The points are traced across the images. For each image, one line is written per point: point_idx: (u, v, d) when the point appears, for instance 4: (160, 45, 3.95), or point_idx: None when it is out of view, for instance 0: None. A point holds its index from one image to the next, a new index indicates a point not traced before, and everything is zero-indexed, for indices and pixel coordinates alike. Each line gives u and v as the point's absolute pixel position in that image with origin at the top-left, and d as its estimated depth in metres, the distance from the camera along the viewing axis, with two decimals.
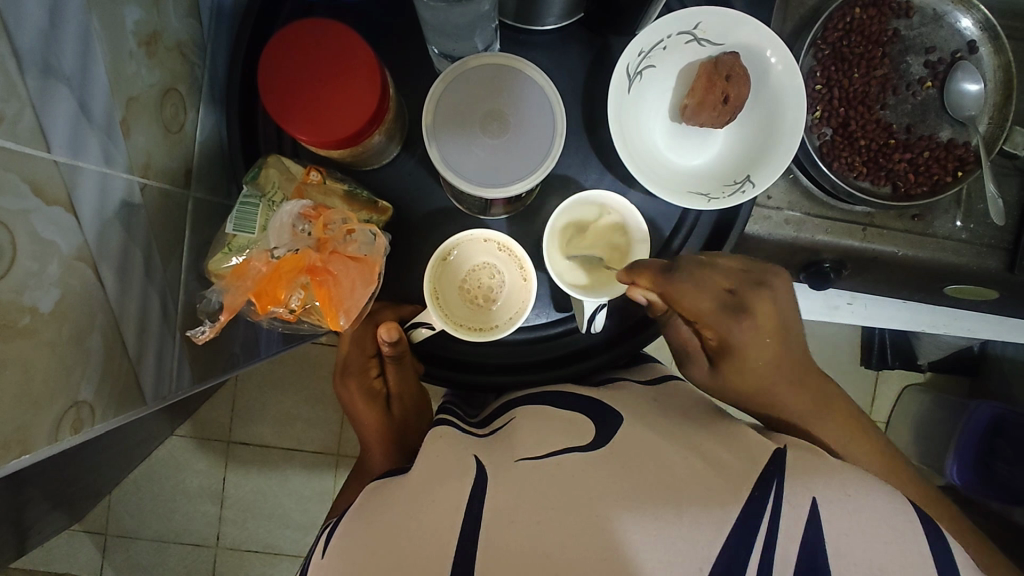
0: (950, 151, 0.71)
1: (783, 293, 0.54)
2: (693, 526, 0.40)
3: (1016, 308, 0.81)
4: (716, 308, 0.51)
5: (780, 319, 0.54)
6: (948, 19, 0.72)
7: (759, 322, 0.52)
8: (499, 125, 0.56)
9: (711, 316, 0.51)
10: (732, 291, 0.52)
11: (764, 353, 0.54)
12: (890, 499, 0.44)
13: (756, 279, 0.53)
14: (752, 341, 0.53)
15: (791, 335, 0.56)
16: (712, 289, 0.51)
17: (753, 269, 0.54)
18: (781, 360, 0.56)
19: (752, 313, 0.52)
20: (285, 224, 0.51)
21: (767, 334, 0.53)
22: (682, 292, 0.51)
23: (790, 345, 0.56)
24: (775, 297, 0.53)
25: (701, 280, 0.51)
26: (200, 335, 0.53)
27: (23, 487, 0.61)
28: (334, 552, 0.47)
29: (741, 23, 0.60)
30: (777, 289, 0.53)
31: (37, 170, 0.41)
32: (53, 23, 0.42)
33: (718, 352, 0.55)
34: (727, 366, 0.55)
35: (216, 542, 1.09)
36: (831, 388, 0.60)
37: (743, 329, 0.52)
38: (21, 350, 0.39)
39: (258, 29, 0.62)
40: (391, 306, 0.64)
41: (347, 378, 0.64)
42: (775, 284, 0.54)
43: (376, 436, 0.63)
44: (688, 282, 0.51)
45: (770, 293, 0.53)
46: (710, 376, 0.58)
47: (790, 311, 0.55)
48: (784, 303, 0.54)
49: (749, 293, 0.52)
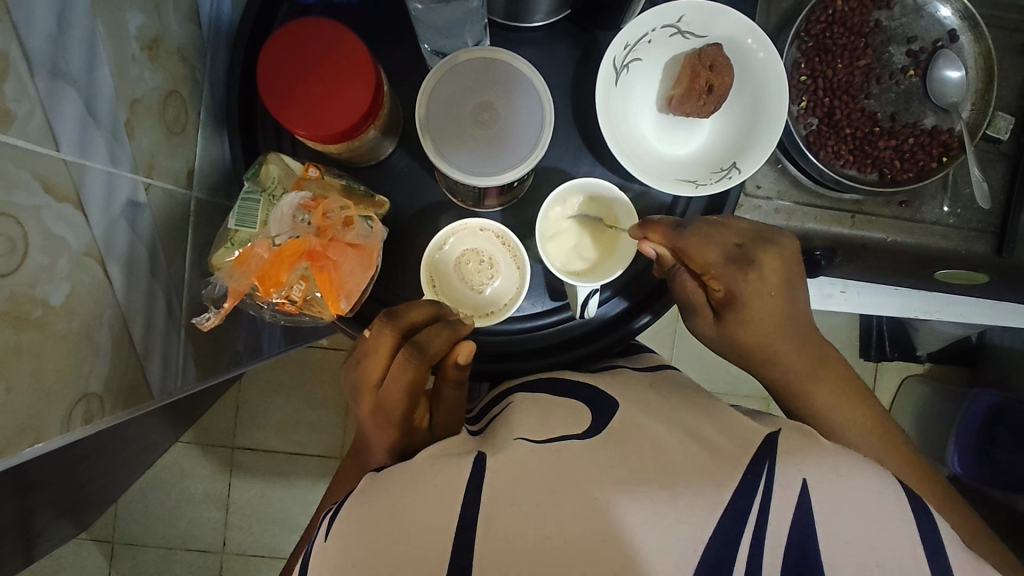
0: (934, 137, 0.72)
1: (788, 252, 0.56)
2: (686, 504, 0.41)
3: (1006, 293, 0.82)
4: (723, 261, 0.54)
5: (785, 274, 0.55)
6: (928, 9, 0.74)
7: (766, 275, 0.54)
8: (489, 116, 0.57)
9: (717, 268, 0.54)
10: (740, 245, 0.55)
11: (770, 309, 0.55)
12: (880, 478, 0.44)
13: (762, 236, 0.56)
14: (756, 294, 0.54)
15: (796, 298, 0.57)
16: (719, 241, 0.54)
17: (760, 228, 0.57)
18: (786, 319, 0.57)
19: (759, 267, 0.54)
20: (285, 214, 0.53)
21: (773, 289, 0.55)
22: (691, 246, 0.54)
23: (795, 311, 0.57)
24: (781, 254, 0.55)
25: (710, 234, 0.54)
26: (205, 322, 0.56)
27: (30, 492, 0.62)
28: (339, 533, 0.45)
29: (722, 14, 0.61)
30: (783, 246, 0.56)
31: (48, 169, 0.42)
32: (60, 28, 0.43)
33: (723, 305, 0.56)
34: (729, 320, 0.56)
35: (222, 548, 1.10)
36: (830, 353, 0.61)
37: (748, 283, 0.54)
38: (34, 341, 0.41)
39: (257, 32, 0.64)
40: (445, 326, 0.55)
41: (389, 422, 0.54)
42: (780, 243, 0.56)
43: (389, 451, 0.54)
44: (698, 235, 0.54)
45: (774, 249, 0.55)
46: (716, 332, 0.58)
47: (795, 271, 0.56)
48: (790, 261, 0.56)
49: (755, 247, 0.54)
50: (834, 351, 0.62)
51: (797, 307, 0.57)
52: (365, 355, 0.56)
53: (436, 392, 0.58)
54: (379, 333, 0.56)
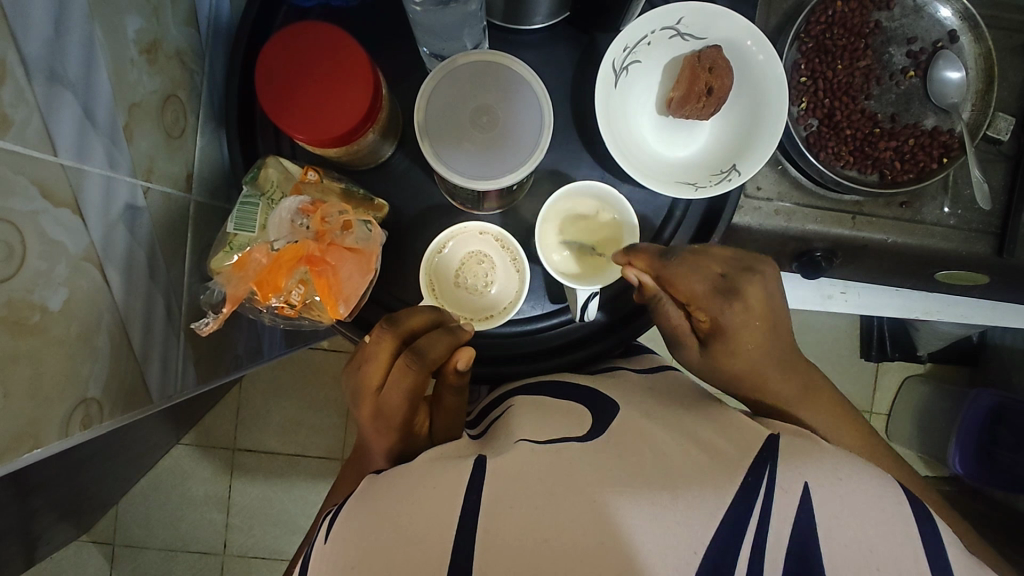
0: (935, 138, 0.72)
1: (771, 281, 0.56)
2: (687, 508, 0.41)
3: (1007, 294, 0.82)
4: (709, 291, 0.53)
5: (769, 304, 0.55)
6: (928, 10, 0.74)
7: (750, 304, 0.54)
8: (489, 120, 0.57)
9: (703, 300, 0.53)
10: (723, 275, 0.54)
11: (756, 338, 0.55)
12: (881, 482, 0.44)
13: (745, 266, 0.55)
14: (742, 325, 0.54)
15: (780, 323, 0.57)
16: (704, 273, 0.53)
17: (744, 256, 0.57)
18: (772, 344, 0.56)
19: (744, 297, 0.53)
20: (284, 219, 0.53)
21: (758, 318, 0.54)
22: (676, 276, 0.53)
23: (780, 337, 0.57)
24: (764, 282, 0.55)
25: (695, 264, 0.54)
26: (203, 327, 0.55)
27: (30, 496, 0.62)
28: (338, 537, 0.45)
29: (721, 16, 0.61)
30: (765, 274, 0.56)
31: (45, 174, 0.42)
32: (58, 33, 0.43)
33: (709, 334, 0.56)
34: (717, 349, 0.56)
35: (224, 550, 1.10)
36: (814, 378, 0.61)
37: (734, 313, 0.53)
38: (32, 347, 0.41)
39: (256, 35, 0.64)
40: (445, 332, 0.55)
41: (388, 428, 0.54)
42: (762, 270, 0.56)
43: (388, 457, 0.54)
44: (684, 265, 0.54)
45: (758, 277, 0.55)
46: (702, 360, 0.58)
47: (778, 298, 0.56)
48: (773, 288, 0.56)
49: (739, 277, 0.54)
50: (817, 375, 0.61)
51: (782, 327, 0.57)
52: (365, 360, 0.56)
53: (437, 398, 0.58)
54: (379, 338, 0.56)
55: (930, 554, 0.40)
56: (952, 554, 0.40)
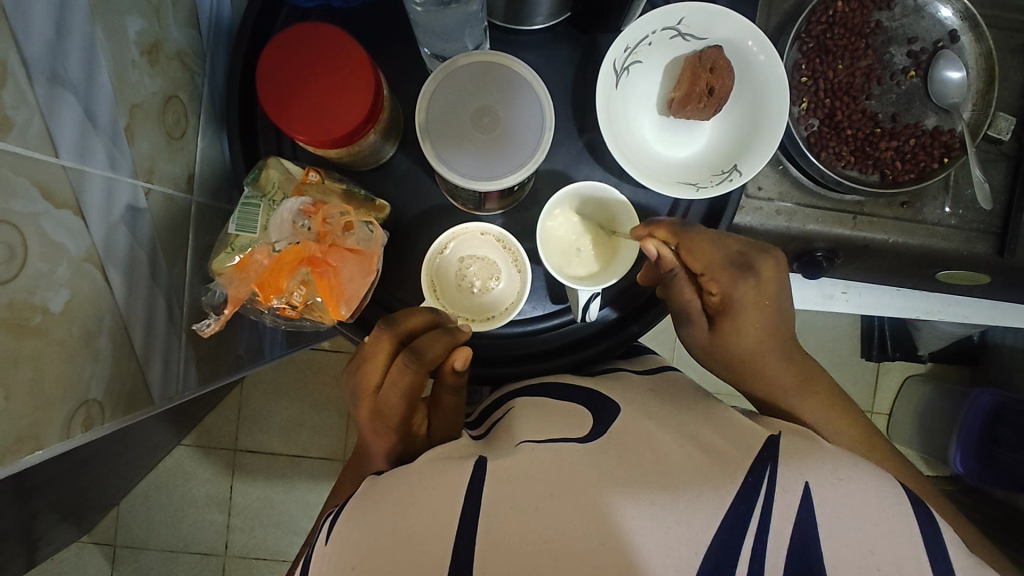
0: (936, 138, 0.72)
1: (786, 266, 0.56)
2: (689, 508, 0.41)
3: (1008, 294, 0.81)
4: (724, 264, 0.54)
5: (782, 285, 0.56)
6: (929, 9, 0.74)
7: (763, 283, 0.54)
8: (490, 121, 0.57)
9: (718, 270, 0.54)
10: (741, 252, 0.54)
11: (763, 315, 0.55)
12: (882, 482, 0.44)
13: (762, 246, 0.56)
14: (752, 301, 0.54)
15: (785, 306, 0.57)
16: (721, 246, 0.54)
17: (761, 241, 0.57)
18: (777, 329, 0.57)
19: (757, 273, 0.54)
20: (285, 220, 0.53)
21: (768, 296, 0.55)
22: (695, 242, 0.54)
23: (783, 320, 0.57)
24: (779, 264, 0.55)
25: (713, 237, 0.55)
26: (205, 328, 0.55)
27: (31, 497, 0.62)
28: (339, 539, 0.45)
29: (722, 17, 0.61)
30: (781, 258, 0.56)
31: (47, 175, 0.42)
32: (59, 33, 0.43)
33: (717, 311, 0.56)
34: (724, 327, 0.56)
35: (224, 551, 1.10)
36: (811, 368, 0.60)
37: (746, 287, 0.54)
38: (34, 348, 0.41)
39: (257, 36, 0.64)
40: (444, 332, 0.55)
41: (387, 429, 0.54)
42: (778, 254, 0.56)
43: (387, 458, 0.54)
44: (702, 235, 0.54)
45: (773, 258, 0.55)
46: (709, 339, 0.58)
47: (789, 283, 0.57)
48: (786, 273, 0.56)
49: (755, 256, 0.55)
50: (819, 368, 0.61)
51: (788, 310, 0.58)
52: (364, 361, 0.56)
53: (436, 398, 0.58)
54: (378, 338, 0.56)
55: (932, 553, 0.40)
56: (954, 555, 0.40)
